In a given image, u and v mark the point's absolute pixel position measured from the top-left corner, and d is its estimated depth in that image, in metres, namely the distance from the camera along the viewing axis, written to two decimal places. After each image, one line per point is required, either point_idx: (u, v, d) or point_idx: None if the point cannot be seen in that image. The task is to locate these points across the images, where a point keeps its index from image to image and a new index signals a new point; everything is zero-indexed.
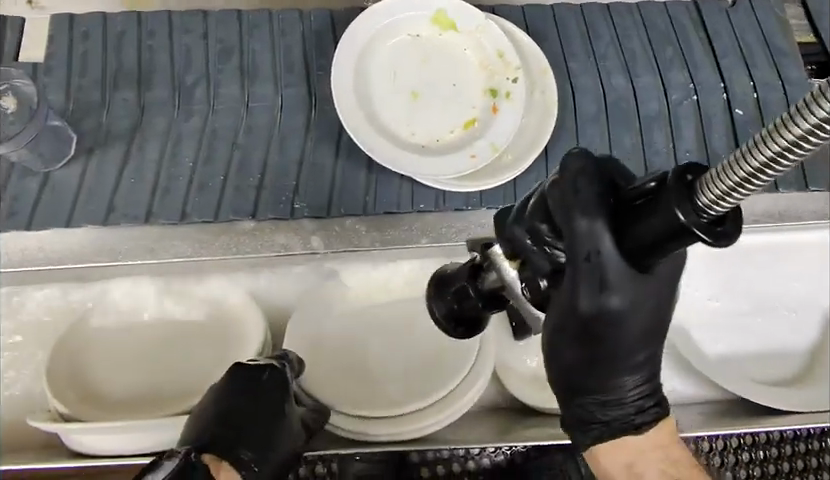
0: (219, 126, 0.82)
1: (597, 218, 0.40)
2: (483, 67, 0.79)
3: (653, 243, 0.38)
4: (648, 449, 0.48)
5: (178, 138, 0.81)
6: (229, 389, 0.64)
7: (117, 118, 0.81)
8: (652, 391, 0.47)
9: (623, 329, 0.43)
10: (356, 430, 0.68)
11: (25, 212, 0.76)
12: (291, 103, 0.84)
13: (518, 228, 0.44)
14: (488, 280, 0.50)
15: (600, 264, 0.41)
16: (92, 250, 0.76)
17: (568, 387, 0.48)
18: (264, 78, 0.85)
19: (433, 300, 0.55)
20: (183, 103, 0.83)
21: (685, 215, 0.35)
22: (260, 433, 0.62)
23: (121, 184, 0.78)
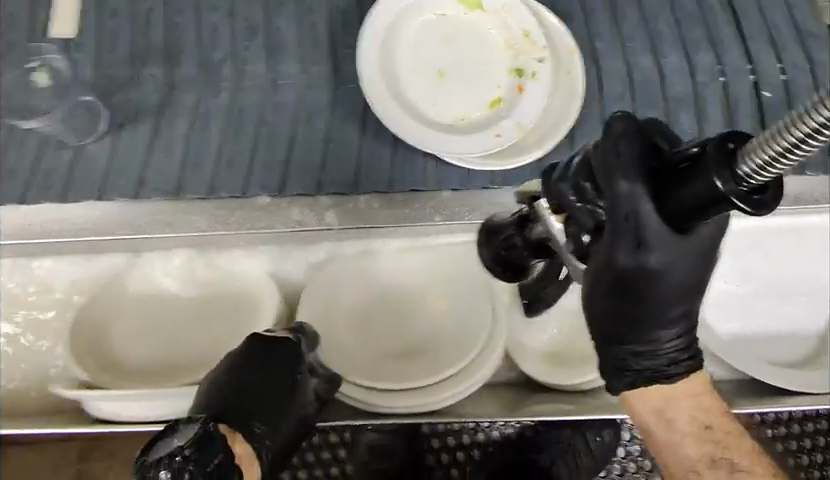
0: (247, 103, 0.82)
1: (638, 180, 0.43)
2: (509, 47, 0.79)
3: (695, 205, 0.42)
4: (680, 394, 0.50)
5: (206, 113, 0.81)
6: (245, 362, 0.67)
7: (145, 95, 0.81)
8: (688, 345, 0.50)
9: (659, 284, 0.47)
10: (371, 402, 0.70)
11: (58, 186, 0.77)
12: (316, 81, 0.83)
13: (563, 186, 0.48)
14: (534, 230, 0.57)
15: (640, 223, 0.44)
16: (113, 224, 0.77)
17: (605, 337, 0.51)
18: (290, 55, 0.85)
19: (484, 246, 0.63)
20: (213, 80, 0.83)
21: (724, 183, 0.39)
22: (274, 406, 0.65)
23: (151, 158, 0.78)
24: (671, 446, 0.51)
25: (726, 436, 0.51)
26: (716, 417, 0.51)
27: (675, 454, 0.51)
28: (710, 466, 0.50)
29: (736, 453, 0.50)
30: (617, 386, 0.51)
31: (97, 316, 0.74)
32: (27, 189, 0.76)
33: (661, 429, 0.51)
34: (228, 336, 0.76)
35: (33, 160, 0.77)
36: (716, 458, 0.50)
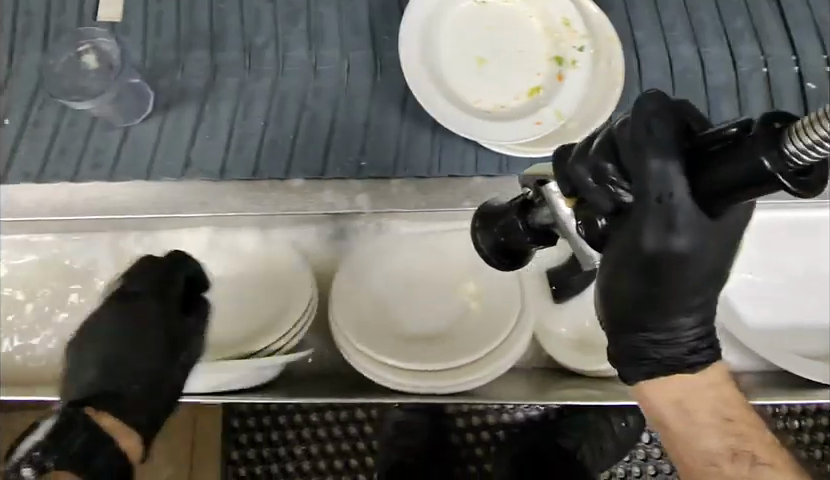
0: (288, 87, 0.85)
1: (672, 159, 0.42)
2: (548, 34, 0.79)
3: (729, 188, 0.41)
4: (700, 387, 0.53)
5: (250, 97, 0.84)
6: (106, 328, 0.66)
7: (192, 75, 0.85)
8: (706, 333, 0.52)
9: (685, 270, 0.47)
10: (401, 382, 0.71)
11: (107, 164, 0.81)
12: (357, 66, 0.86)
13: (580, 166, 0.47)
14: (539, 215, 0.56)
15: (671, 205, 0.43)
16: (146, 203, 0.78)
17: (622, 322, 0.51)
18: (331, 42, 0.88)
19: (481, 232, 0.61)
20: (254, 65, 0.86)
21: (772, 162, 0.38)
22: (144, 375, 0.65)
23: (196, 140, 0.82)
24: (691, 439, 0.53)
25: (745, 428, 0.54)
26: (735, 411, 0.54)
27: (693, 445, 0.53)
28: (730, 460, 0.53)
29: (754, 445, 0.53)
30: (635, 372, 0.52)
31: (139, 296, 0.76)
32: (80, 167, 0.80)
33: (681, 421, 0.53)
34: (267, 314, 0.76)
35: (85, 142, 0.82)
36: (737, 451, 0.53)
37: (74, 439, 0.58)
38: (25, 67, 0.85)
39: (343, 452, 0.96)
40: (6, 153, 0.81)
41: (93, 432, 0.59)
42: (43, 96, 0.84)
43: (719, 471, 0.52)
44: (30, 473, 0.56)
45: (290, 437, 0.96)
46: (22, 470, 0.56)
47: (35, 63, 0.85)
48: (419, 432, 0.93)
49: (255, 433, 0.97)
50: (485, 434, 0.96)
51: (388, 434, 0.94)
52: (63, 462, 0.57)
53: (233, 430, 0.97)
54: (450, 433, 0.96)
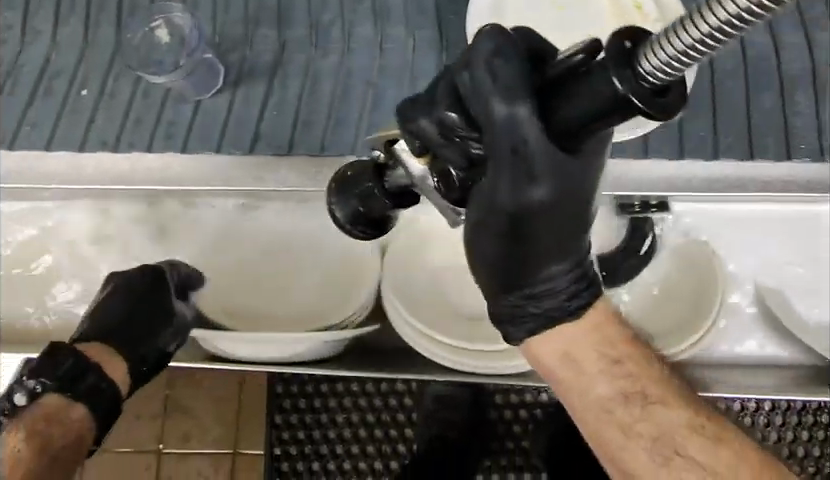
0: (354, 65, 0.86)
1: (518, 104, 0.47)
2: (617, 16, 0.79)
3: (578, 126, 0.46)
4: (582, 333, 0.58)
5: (316, 76, 0.86)
6: (119, 295, 0.76)
7: (260, 51, 0.87)
8: (582, 275, 0.57)
9: (547, 218, 0.53)
10: (452, 359, 0.75)
11: (179, 137, 0.84)
12: (422, 46, 0.87)
13: (426, 121, 0.51)
14: (394, 177, 0.60)
15: (523, 153, 0.49)
16: (205, 174, 0.82)
17: (502, 280, 0.57)
18: (397, 19, 0.88)
19: (337, 198, 0.64)
20: (320, 44, 0.88)
21: (623, 83, 0.41)
22: (138, 334, 0.75)
23: (264, 117, 0.84)
24: (585, 388, 0.59)
25: (633, 370, 0.60)
26: (621, 353, 0.60)
27: (587, 395, 0.59)
28: (621, 403, 0.59)
29: (644, 387, 0.59)
30: (519, 331, 0.58)
31: (219, 272, 0.84)
32: (154, 139, 0.84)
33: (569, 371, 0.59)
34: (333, 295, 0.82)
35: (158, 115, 0.85)
36: (628, 394, 0.59)
37: (60, 365, 0.69)
38: (101, 40, 0.89)
39: (384, 422, 1.00)
40: (85, 123, 0.85)
41: (81, 361, 0.70)
42: (119, 68, 0.88)
43: (612, 416, 0.59)
44: (26, 399, 0.69)
45: (332, 405, 1.01)
46: (17, 396, 0.69)
47: (111, 36, 0.89)
48: (462, 407, 0.98)
49: (297, 400, 1.01)
50: (523, 411, 1.00)
51: (428, 407, 0.99)
52: (50, 387, 0.68)
53: (277, 396, 1.01)
54: (488, 408, 1.00)
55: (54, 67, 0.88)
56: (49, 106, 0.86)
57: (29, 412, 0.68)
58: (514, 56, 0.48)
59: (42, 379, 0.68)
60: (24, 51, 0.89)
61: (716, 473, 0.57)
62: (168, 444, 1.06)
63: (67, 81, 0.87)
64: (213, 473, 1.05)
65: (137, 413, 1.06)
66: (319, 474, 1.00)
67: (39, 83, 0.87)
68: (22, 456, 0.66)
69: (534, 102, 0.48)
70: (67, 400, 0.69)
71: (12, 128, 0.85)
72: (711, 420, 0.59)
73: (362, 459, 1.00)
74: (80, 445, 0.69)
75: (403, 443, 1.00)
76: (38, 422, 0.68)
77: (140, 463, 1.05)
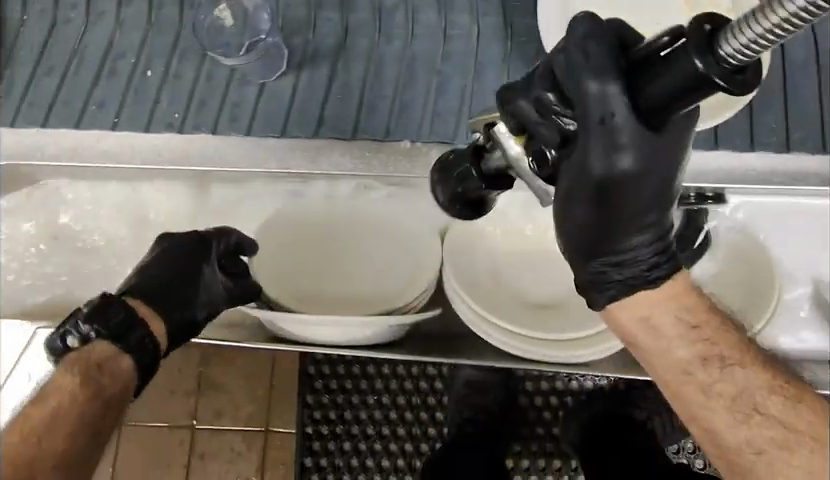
0: (419, 50, 0.91)
1: (609, 80, 0.48)
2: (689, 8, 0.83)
3: (667, 99, 0.46)
4: (661, 300, 0.58)
5: (381, 60, 0.91)
6: (166, 257, 0.77)
7: (324, 35, 0.92)
8: (663, 248, 0.57)
9: (635, 187, 0.53)
10: (520, 347, 0.76)
11: (242, 122, 0.88)
12: (486, 32, 0.92)
13: (523, 102, 0.53)
14: (493, 158, 0.60)
15: (612, 126, 0.49)
16: (258, 156, 0.86)
17: (584, 250, 0.58)
18: (461, 6, 0.93)
19: (439, 184, 0.67)
20: (385, 28, 0.92)
21: (705, 64, 0.42)
22: (182, 294, 0.75)
23: (329, 100, 0.89)
24: (663, 351, 0.58)
25: (712, 334, 0.58)
26: (700, 318, 0.58)
27: (668, 355, 0.58)
28: (701, 366, 0.57)
29: (723, 349, 0.57)
30: (602, 298, 0.59)
31: (289, 266, 0.85)
32: (219, 122, 0.88)
33: (647, 335, 0.58)
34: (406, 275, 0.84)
35: (222, 100, 0.89)
36: (707, 357, 0.57)
37: (112, 317, 0.69)
38: (165, 22, 0.93)
39: (416, 404, 1.06)
40: (150, 104, 0.89)
41: (132, 315, 0.71)
42: (183, 48, 0.92)
43: (691, 378, 0.57)
44: (77, 342, 0.68)
45: (364, 387, 1.07)
46: (69, 339, 0.68)
47: (174, 17, 0.93)
48: (493, 392, 1.03)
49: (331, 381, 1.07)
50: (554, 399, 1.06)
51: (460, 391, 1.03)
52: (103, 334, 0.69)
53: (309, 376, 1.08)
54: (520, 395, 1.07)
55: (117, 48, 0.92)
56: (114, 87, 0.90)
57: (79, 355, 0.68)
58: (607, 36, 0.49)
59: (95, 326, 0.68)
60: (89, 31, 0.93)
61: (800, 434, 0.55)
62: (201, 420, 1.09)
63: (131, 62, 0.91)
64: (245, 449, 1.08)
65: (171, 389, 1.09)
66: (351, 454, 1.05)
67: (104, 65, 0.91)
68: (75, 397, 0.65)
69: (623, 78, 0.48)
70: (117, 350, 0.69)
71: (78, 107, 0.89)
72: (791, 382, 0.58)
73: (393, 440, 1.05)
74: (125, 398, 0.69)
75: (434, 426, 1.06)
76: (89, 367, 0.67)
77: (173, 438, 1.08)
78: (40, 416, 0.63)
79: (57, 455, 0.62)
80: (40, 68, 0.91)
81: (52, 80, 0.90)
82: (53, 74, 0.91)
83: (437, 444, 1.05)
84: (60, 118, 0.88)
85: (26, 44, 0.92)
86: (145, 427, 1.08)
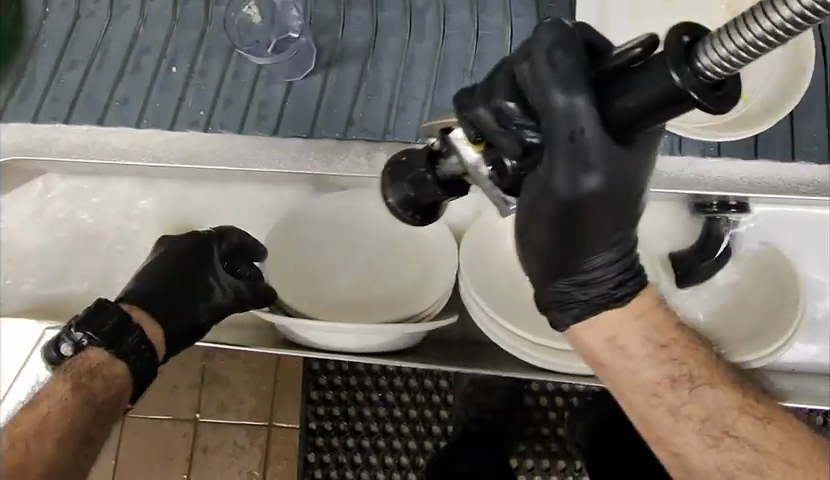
0: (450, 50, 0.88)
1: (577, 93, 0.44)
2: (728, 11, 0.80)
3: (637, 115, 0.44)
4: (629, 319, 0.55)
5: (412, 59, 0.88)
6: (164, 261, 0.78)
7: (354, 33, 0.89)
8: (630, 267, 0.54)
9: (602, 207, 0.50)
10: (539, 357, 0.76)
11: (271, 122, 0.85)
12: (520, 33, 0.89)
13: (481, 110, 0.48)
14: (448, 164, 0.53)
15: (580, 140, 0.46)
16: (302, 157, 0.83)
17: (547, 270, 0.54)
18: (494, 4, 0.91)
19: (392, 187, 0.56)
20: (416, 26, 0.90)
21: (682, 78, 0.39)
22: (177, 298, 0.77)
23: (357, 101, 0.86)
24: (632, 373, 0.56)
25: (680, 354, 0.57)
26: (668, 337, 0.57)
27: (636, 378, 0.56)
28: (670, 387, 0.56)
29: (691, 369, 0.57)
30: (566, 318, 0.55)
31: (292, 265, 0.84)
32: (247, 120, 0.85)
33: (613, 356, 0.56)
34: (412, 278, 0.83)
35: (249, 98, 0.86)
36: (675, 379, 0.56)
37: (105, 323, 0.69)
38: (190, 18, 0.90)
39: (420, 402, 1.04)
40: (175, 101, 0.86)
41: (125, 320, 0.70)
42: (209, 45, 0.89)
43: (661, 401, 0.56)
44: (71, 350, 0.69)
45: (368, 384, 1.04)
46: (63, 346, 0.69)
47: (200, 13, 0.90)
48: (498, 391, 1.02)
49: (334, 377, 1.05)
50: (559, 399, 1.04)
51: (465, 390, 1.02)
52: (95, 341, 0.69)
53: (313, 373, 1.05)
54: (524, 395, 1.04)
55: (142, 43, 0.89)
56: (139, 83, 0.87)
57: (75, 363, 0.69)
58: (577, 44, 0.45)
59: (88, 333, 0.69)
60: (112, 26, 0.90)
61: (772, 455, 0.55)
62: (204, 413, 1.08)
63: (156, 57, 0.89)
64: (248, 444, 1.08)
65: (175, 383, 1.09)
66: (354, 451, 1.03)
67: (128, 61, 0.89)
68: (67, 402, 0.66)
69: (592, 90, 0.45)
70: (110, 356, 0.69)
71: (101, 104, 0.87)
72: (760, 401, 0.58)
73: (398, 438, 1.03)
74: (118, 402, 0.70)
75: (439, 424, 1.03)
76: (82, 374, 0.68)
77: (176, 431, 1.08)
78: (32, 422, 0.65)
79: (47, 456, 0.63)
80: (63, 62, 0.89)
81: (75, 75, 0.88)
82: (77, 68, 0.88)
83: (442, 442, 1.03)
84: (84, 115, 0.86)
85: (49, 38, 0.89)
86: (148, 419, 1.08)
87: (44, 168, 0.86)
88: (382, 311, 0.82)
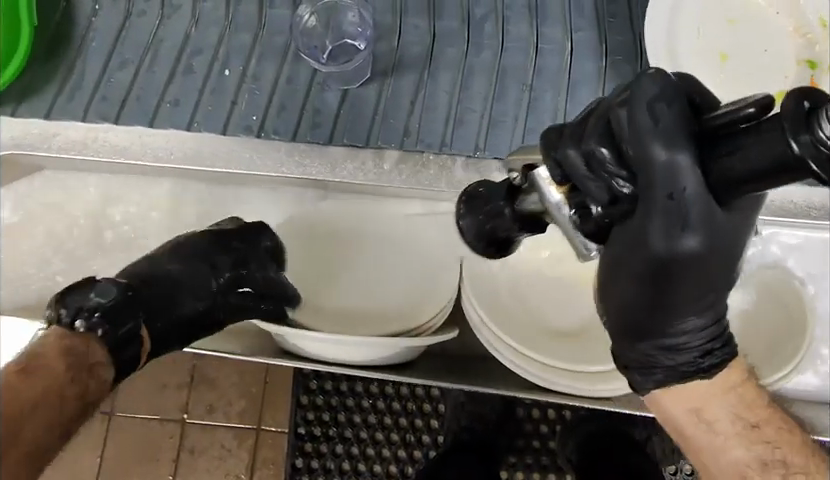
0: (510, 64, 0.89)
1: (679, 152, 0.44)
2: (798, 34, 0.81)
3: (741, 179, 0.43)
4: (716, 393, 0.53)
5: (471, 68, 0.89)
6: (189, 261, 0.73)
7: (410, 42, 0.91)
8: (719, 335, 0.52)
9: (698, 270, 0.49)
10: (544, 378, 0.74)
11: (325, 130, 0.86)
12: (580, 48, 0.90)
13: (574, 151, 0.48)
14: (527, 203, 0.54)
15: (681, 201, 0.45)
16: (340, 154, 0.84)
17: (631, 329, 0.53)
18: (555, 19, 0.92)
19: (466, 217, 0.59)
20: (475, 39, 0.91)
21: (800, 147, 0.40)
22: (177, 300, 0.70)
23: (413, 113, 0.87)
24: (718, 451, 0.54)
25: (773, 435, 0.53)
26: (760, 416, 0.54)
27: (722, 457, 0.54)
28: (761, 470, 0.53)
29: (785, 453, 0.53)
30: (647, 382, 0.54)
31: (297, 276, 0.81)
32: (301, 125, 0.87)
33: (697, 429, 0.54)
34: (419, 289, 0.79)
35: (303, 101, 0.88)
36: (766, 461, 0.53)
37: (123, 325, 0.62)
38: (244, 20, 0.92)
39: (411, 410, 1.02)
40: (227, 104, 0.88)
41: (139, 332, 0.64)
42: (262, 49, 0.91)
43: None
44: (82, 328, 0.60)
45: (358, 390, 1.03)
46: (78, 319, 0.61)
47: (253, 16, 0.93)
48: (490, 402, 1.00)
49: (325, 382, 1.03)
50: (551, 411, 1.02)
51: (457, 398, 1.02)
52: (106, 338, 0.61)
53: (303, 376, 1.04)
54: (517, 407, 1.02)
55: (193, 45, 0.91)
56: (191, 84, 0.89)
57: (78, 343, 0.60)
58: (677, 97, 0.46)
59: (106, 327, 0.61)
60: (163, 25, 0.92)
61: None
62: (192, 414, 1.07)
63: (207, 60, 0.90)
64: (236, 446, 1.06)
65: (165, 381, 1.07)
66: (342, 457, 1.02)
67: (180, 61, 0.90)
68: (63, 394, 0.56)
69: (694, 147, 0.45)
70: (106, 360, 0.61)
71: (152, 106, 0.87)
72: None
73: (387, 446, 1.02)
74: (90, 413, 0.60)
75: (428, 434, 1.03)
76: (83, 369, 0.58)
77: (163, 431, 1.06)
78: (27, 397, 0.53)
79: (20, 451, 0.52)
80: (113, 62, 0.90)
81: (126, 74, 0.89)
82: (127, 68, 0.90)
83: (431, 452, 1.03)
84: (133, 116, 0.87)
85: (99, 37, 0.91)
86: (132, 418, 1.07)
87: (62, 165, 0.85)
88: (372, 324, 0.78)
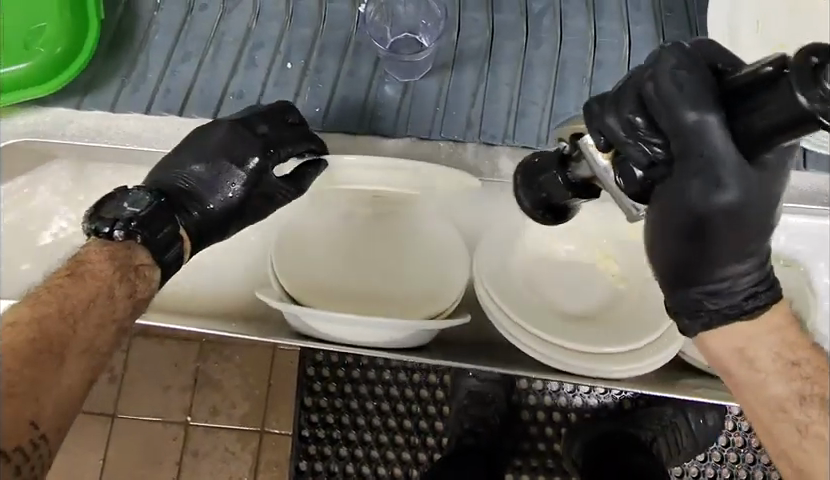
0: (570, 57, 0.90)
1: (709, 113, 0.46)
2: None
3: (767, 132, 0.45)
4: (760, 331, 0.53)
5: (530, 61, 0.90)
6: (197, 151, 0.75)
7: (470, 35, 0.92)
8: (761, 278, 0.53)
9: (736, 220, 0.50)
10: (564, 362, 0.74)
11: (390, 119, 0.88)
12: (638, 40, 0.91)
13: (609, 119, 0.49)
14: (580, 169, 0.56)
15: (713, 158, 0.47)
16: (388, 148, 0.86)
17: (673, 279, 0.53)
18: (613, 13, 0.93)
19: (524, 191, 0.62)
20: (534, 33, 0.92)
21: (809, 101, 0.41)
22: (199, 195, 0.73)
23: (476, 105, 0.88)
24: (757, 388, 0.52)
25: (813, 373, 0.52)
26: (802, 356, 0.52)
27: (762, 393, 0.52)
28: (800, 404, 0.51)
29: (825, 390, 0.51)
30: (694, 325, 0.54)
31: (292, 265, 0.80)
32: (365, 118, 0.88)
33: (740, 367, 0.53)
34: (428, 281, 0.81)
35: (366, 91, 0.89)
36: (806, 395, 0.51)
37: (160, 229, 0.67)
38: (306, 13, 0.93)
39: (416, 413, 1.03)
40: (290, 96, 0.89)
41: (175, 232, 0.68)
42: (323, 42, 0.92)
43: (788, 416, 0.51)
44: (121, 235, 0.64)
45: (363, 392, 1.04)
46: (114, 229, 0.64)
47: (313, 9, 0.93)
48: (494, 405, 1.00)
49: (329, 384, 1.05)
50: (556, 414, 1.03)
51: (461, 402, 1.01)
52: (149, 242, 0.65)
53: (308, 378, 1.06)
54: (522, 410, 1.04)
55: (256, 38, 0.92)
56: (254, 77, 0.90)
57: (120, 251, 0.64)
58: (698, 67, 0.47)
59: (145, 232, 0.65)
60: (224, 19, 0.93)
61: None
62: (196, 417, 1.07)
63: (270, 52, 0.91)
64: (239, 450, 1.06)
65: (167, 385, 1.08)
66: (347, 460, 1.02)
67: (243, 53, 0.91)
68: (112, 296, 0.62)
69: (723, 109, 0.46)
70: (152, 262, 0.66)
71: (217, 98, 0.88)
72: None
73: (391, 449, 1.03)
74: (134, 316, 0.64)
75: (434, 436, 1.03)
76: (129, 269, 0.63)
77: (165, 435, 1.06)
78: (76, 301, 0.59)
79: (80, 346, 0.58)
80: (176, 54, 0.91)
81: (190, 67, 0.90)
82: (191, 60, 0.90)
83: (436, 454, 1.03)
84: (196, 108, 0.87)
85: (163, 29, 0.92)
86: (132, 420, 1.06)
87: (101, 156, 0.86)
88: (367, 308, 0.81)
